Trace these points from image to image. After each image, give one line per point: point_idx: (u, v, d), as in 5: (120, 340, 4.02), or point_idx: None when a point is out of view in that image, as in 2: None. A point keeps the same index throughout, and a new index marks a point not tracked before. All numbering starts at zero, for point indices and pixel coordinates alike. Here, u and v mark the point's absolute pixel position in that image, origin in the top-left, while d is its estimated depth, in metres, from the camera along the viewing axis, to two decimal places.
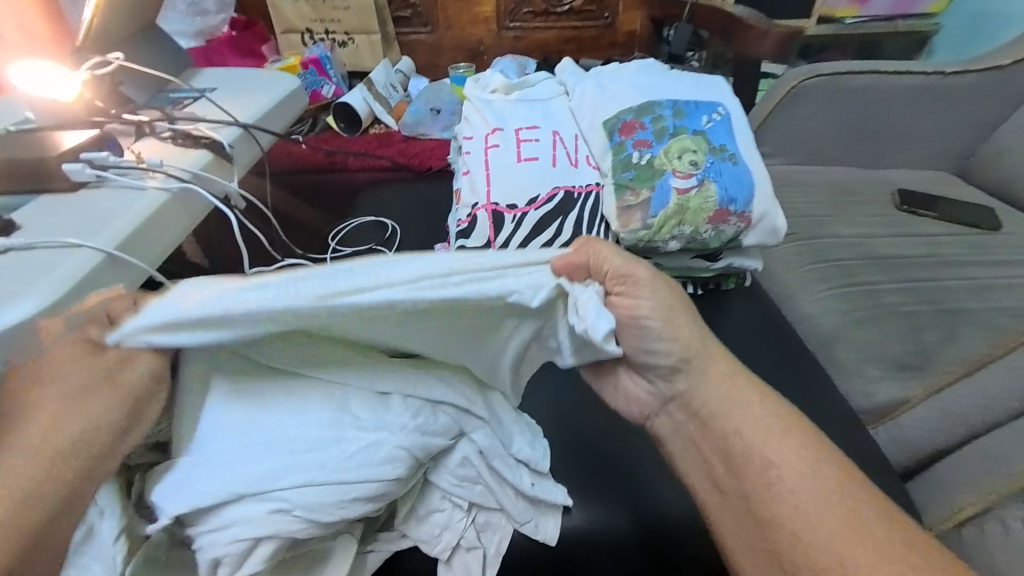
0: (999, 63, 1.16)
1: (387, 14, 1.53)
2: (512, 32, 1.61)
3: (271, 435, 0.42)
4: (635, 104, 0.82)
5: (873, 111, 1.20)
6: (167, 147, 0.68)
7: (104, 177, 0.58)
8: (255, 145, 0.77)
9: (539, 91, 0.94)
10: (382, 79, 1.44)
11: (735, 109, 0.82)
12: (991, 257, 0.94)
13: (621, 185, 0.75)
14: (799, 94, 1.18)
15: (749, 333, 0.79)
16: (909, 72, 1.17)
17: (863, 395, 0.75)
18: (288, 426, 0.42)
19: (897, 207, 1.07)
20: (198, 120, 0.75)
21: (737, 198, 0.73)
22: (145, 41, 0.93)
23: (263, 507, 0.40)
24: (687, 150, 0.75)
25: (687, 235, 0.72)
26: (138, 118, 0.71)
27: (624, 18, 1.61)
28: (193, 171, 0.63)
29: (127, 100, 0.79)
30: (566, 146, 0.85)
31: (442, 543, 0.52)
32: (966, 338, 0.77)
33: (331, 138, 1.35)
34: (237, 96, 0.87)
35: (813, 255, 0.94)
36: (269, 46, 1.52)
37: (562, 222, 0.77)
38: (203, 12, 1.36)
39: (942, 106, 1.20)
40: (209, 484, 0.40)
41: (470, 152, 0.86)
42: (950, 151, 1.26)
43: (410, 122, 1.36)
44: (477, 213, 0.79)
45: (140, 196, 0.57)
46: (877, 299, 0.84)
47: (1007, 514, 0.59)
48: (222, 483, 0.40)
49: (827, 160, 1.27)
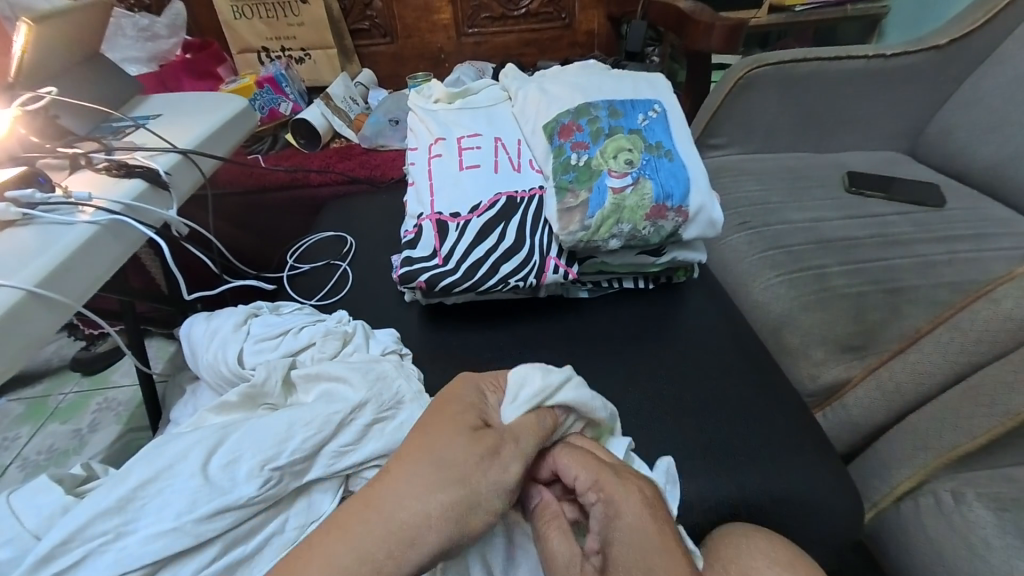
0: (938, 42, 1.19)
1: (343, 27, 1.54)
2: (471, 37, 1.61)
3: (216, 524, 0.46)
4: (572, 106, 0.83)
5: (821, 97, 1.22)
6: (101, 179, 0.68)
7: (31, 215, 0.59)
8: (195, 170, 0.78)
9: (483, 98, 0.95)
10: (340, 92, 1.43)
11: (672, 106, 0.84)
12: (936, 234, 0.96)
13: (562, 188, 0.76)
14: (747, 85, 1.20)
15: (700, 325, 0.80)
16: (853, 56, 1.18)
17: (810, 377, 0.77)
18: (233, 489, 0.47)
19: (848, 188, 1.09)
20: (135, 149, 0.75)
21: (674, 192, 0.74)
22: (88, 71, 0.93)
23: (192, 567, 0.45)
24: (623, 150, 0.76)
25: (626, 233, 0.74)
26: (72, 151, 0.72)
27: (582, 17, 1.62)
28: (124, 202, 0.64)
29: (64, 133, 0.79)
30: (509, 151, 0.86)
31: None
32: (906, 315, 0.79)
33: (291, 154, 1.34)
34: (179, 122, 0.88)
35: (763, 242, 0.95)
36: (225, 66, 1.51)
37: (506, 227, 0.78)
38: (154, 37, 1.38)
39: (888, 87, 1.22)
40: (127, 558, 0.43)
41: (415, 163, 0.87)
42: (901, 130, 1.28)
43: (370, 134, 1.36)
44: (422, 223, 0.80)
45: (68, 230, 0.58)
46: (823, 282, 0.85)
47: (940, 487, 0.63)
48: (149, 550, 0.44)
49: (781, 147, 1.29)
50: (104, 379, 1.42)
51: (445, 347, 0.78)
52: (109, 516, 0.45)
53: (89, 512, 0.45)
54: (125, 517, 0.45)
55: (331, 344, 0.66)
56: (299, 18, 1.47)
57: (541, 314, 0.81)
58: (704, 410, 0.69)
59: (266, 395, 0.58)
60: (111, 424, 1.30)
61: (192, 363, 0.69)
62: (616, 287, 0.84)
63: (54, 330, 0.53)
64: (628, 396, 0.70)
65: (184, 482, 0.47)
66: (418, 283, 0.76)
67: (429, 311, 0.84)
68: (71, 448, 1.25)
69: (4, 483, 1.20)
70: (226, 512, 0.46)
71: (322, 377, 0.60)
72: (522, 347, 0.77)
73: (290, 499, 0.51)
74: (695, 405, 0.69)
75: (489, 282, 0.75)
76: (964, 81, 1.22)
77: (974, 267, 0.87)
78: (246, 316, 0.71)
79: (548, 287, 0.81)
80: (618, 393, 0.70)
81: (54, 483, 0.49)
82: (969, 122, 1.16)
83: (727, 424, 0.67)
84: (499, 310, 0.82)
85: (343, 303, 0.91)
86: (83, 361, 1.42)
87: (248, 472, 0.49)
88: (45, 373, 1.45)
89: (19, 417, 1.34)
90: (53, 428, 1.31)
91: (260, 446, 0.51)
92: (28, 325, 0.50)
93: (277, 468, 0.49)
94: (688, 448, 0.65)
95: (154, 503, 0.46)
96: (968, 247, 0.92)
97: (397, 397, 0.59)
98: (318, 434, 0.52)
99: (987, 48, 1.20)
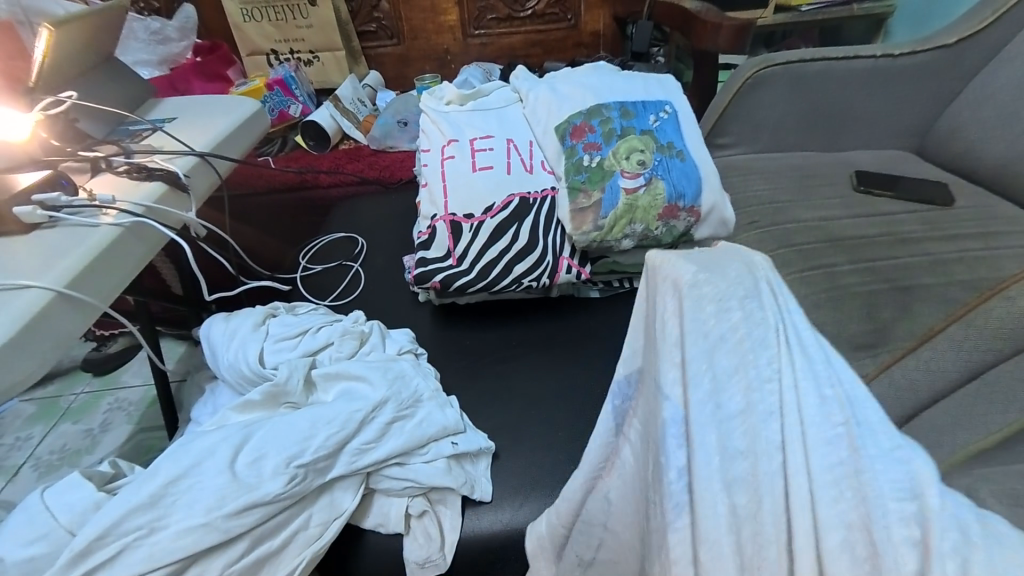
0: (945, 41, 1.19)
1: (351, 29, 1.55)
2: (478, 39, 1.62)
3: (245, 520, 0.47)
4: (583, 107, 0.84)
5: (829, 96, 1.22)
6: (121, 182, 0.69)
7: (56, 217, 0.60)
8: (212, 172, 0.79)
9: (493, 99, 0.96)
10: (349, 94, 1.45)
11: (683, 106, 0.84)
12: (944, 232, 0.96)
13: (574, 188, 0.77)
14: (754, 84, 1.21)
15: None
16: (860, 55, 1.19)
17: None
18: (261, 485, 0.48)
19: (856, 187, 1.10)
20: (154, 151, 0.76)
21: (686, 192, 0.75)
22: (105, 75, 0.95)
23: (222, 562, 0.46)
24: (635, 150, 0.77)
25: (639, 233, 0.75)
26: (93, 154, 0.73)
27: (588, 18, 1.62)
28: (146, 205, 0.65)
29: (83, 136, 0.81)
30: (520, 152, 0.86)
31: (394, 520, 0.56)
32: (917, 313, 0.80)
33: (300, 156, 1.35)
34: (195, 125, 0.89)
35: (772, 241, 0.96)
36: (235, 68, 1.52)
37: (518, 227, 0.78)
38: (165, 40, 1.39)
39: (895, 86, 1.22)
40: (159, 554, 0.44)
41: (428, 164, 0.88)
42: (908, 129, 1.28)
43: (379, 136, 1.38)
44: (436, 224, 0.81)
45: (93, 233, 0.59)
46: (833, 281, 0.86)
47: None
48: (180, 545, 0.45)
49: (788, 147, 1.29)
50: (115, 379, 1.43)
51: (458, 346, 0.79)
52: (140, 513, 0.46)
53: (120, 509, 0.45)
54: (156, 513, 0.46)
55: (348, 345, 0.67)
56: (307, 20, 1.48)
57: (553, 314, 0.82)
58: None
59: (288, 394, 0.59)
60: (123, 423, 1.31)
61: (211, 363, 0.70)
62: (628, 287, 0.85)
63: (82, 330, 0.54)
64: None
65: (212, 478, 0.48)
66: (432, 282, 0.77)
67: (442, 311, 0.85)
68: (84, 447, 1.27)
69: (20, 482, 1.21)
70: (254, 508, 0.47)
71: (342, 377, 0.60)
72: (535, 345, 0.77)
73: (313, 496, 0.52)
74: None
75: (502, 282, 0.76)
76: (972, 80, 1.22)
77: (984, 265, 0.87)
78: (264, 316, 0.72)
79: (560, 286, 0.81)
80: None
81: (84, 480, 0.50)
82: (976, 120, 1.16)
83: None
84: (511, 309, 0.83)
85: (356, 302, 0.92)
86: (95, 361, 1.44)
87: (274, 469, 0.50)
88: (57, 373, 1.46)
89: (32, 416, 1.35)
90: (66, 427, 1.32)
91: (285, 443, 0.51)
92: (57, 325, 0.51)
93: (302, 466, 0.50)
94: None
95: (183, 500, 0.47)
96: (978, 245, 0.92)
97: (416, 397, 0.59)
98: (342, 432, 0.53)
99: (994, 46, 1.20)
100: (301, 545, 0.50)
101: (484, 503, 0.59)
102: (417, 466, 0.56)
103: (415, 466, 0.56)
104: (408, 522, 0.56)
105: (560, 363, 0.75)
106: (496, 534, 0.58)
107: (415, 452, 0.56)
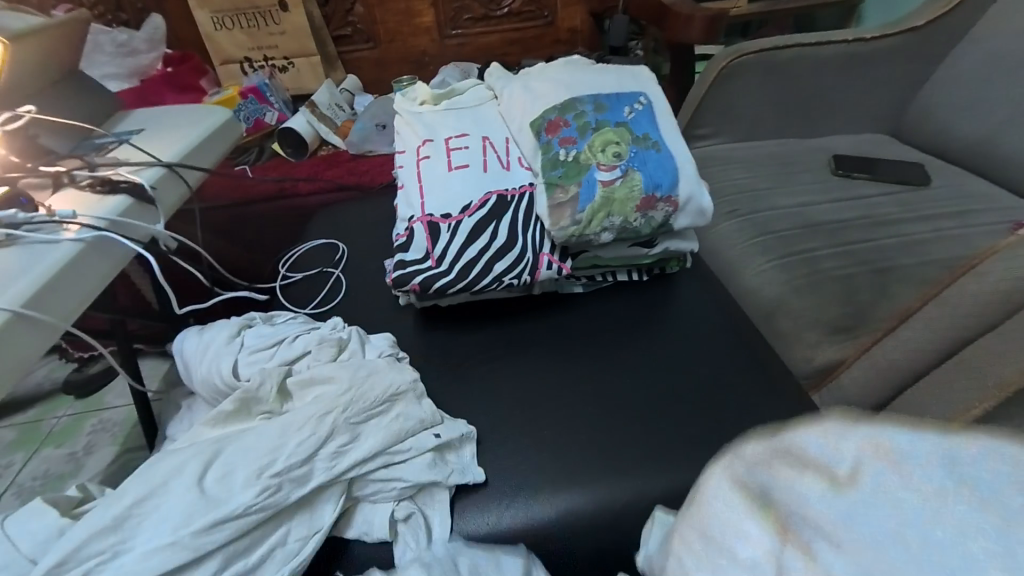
0: (914, 24, 1.20)
1: (326, 34, 1.53)
2: (455, 39, 1.61)
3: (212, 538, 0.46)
4: (558, 103, 0.83)
5: (804, 82, 1.23)
6: (84, 196, 0.67)
7: (15, 235, 0.58)
8: (181, 183, 0.78)
9: (467, 98, 0.95)
10: (326, 99, 1.43)
11: (657, 98, 0.84)
12: (920, 212, 0.97)
13: (551, 183, 0.76)
14: (729, 74, 1.21)
15: (695, 313, 0.81)
16: (833, 40, 1.19)
17: (804, 360, 0.78)
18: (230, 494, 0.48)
19: (834, 172, 1.10)
20: (118, 164, 0.74)
21: (662, 183, 0.74)
22: (68, 87, 0.93)
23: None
24: (610, 143, 0.77)
25: (618, 225, 0.74)
26: (55, 169, 0.71)
27: (564, 15, 1.62)
28: (109, 218, 0.64)
29: (46, 151, 0.79)
30: (496, 150, 0.85)
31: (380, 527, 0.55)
32: (896, 291, 0.81)
33: (278, 164, 1.34)
34: (163, 135, 0.87)
35: (754, 229, 0.96)
36: (207, 78, 1.50)
37: (497, 226, 0.77)
38: (134, 52, 1.38)
39: (869, 70, 1.23)
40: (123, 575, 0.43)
41: (403, 166, 0.87)
42: (884, 111, 1.30)
43: (357, 140, 1.36)
44: (413, 226, 0.80)
45: (53, 250, 0.57)
46: (814, 265, 0.86)
47: None
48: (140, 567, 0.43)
49: (766, 135, 1.30)
50: (98, 401, 1.40)
51: (444, 348, 0.77)
52: (102, 537, 0.44)
53: (84, 534, 0.44)
54: (123, 535, 0.45)
55: (320, 350, 0.65)
56: (280, 27, 1.46)
57: (535, 311, 0.82)
58: (699, 394, 0.70)
59: (260, 402, 0.58)
60: (108, 445, 1.28)
61: (185, 378, 0.68)
62: (611, 280, 0.85)
63: (41, 351, 0.52)
64: (626, 386, 0.71)
65: (179, 496, 0.47)
66: (411, 285, 0.75)
67: (425, 313, 0.83)
68: (67, 471, 1.24)
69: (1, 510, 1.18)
70: (223, 524, 0.46)
71: (315, 381, 0.60)
72: (518, 344, 0.77)
73: (289, 511, 0.51)
74: (689, 391, 0.70)
75: (482, 281, 0.75)
76: (943, 61, 1.23)
77: (961, 243, 0.89)
78: (239, 327, 0.70)
79: (542, 283, 0.81)
80: (617, 382, 0.71)
81: (49, 506, 0.48)
82: (948, 100, 1.18)
83: (719, 410, 0.68)
84: (492, 308, 0.82)
85: (337, 309, 0.91)
86: (77, 383, 1.40)
87: (244, 482, 0.49)
88: (38, 398, 1.42)
89: (11, 444, 1.31)
90: (48, 452, 1.29)
91: (253, 456, 0.51)
92: (16, 347, 0.49)
93: (275, 474, 0.50)
94: (687, 439, 0.65)
95: (149, 522, 0.46)
96: (953, 223, 0.94)
97: (390, 392, 0.60)
98: (313, 439, 0.53)
99: (963, 27, 1.21)
100: (281, 552, 0.49)
101: (479, 488, 0.61)
102: (389, 458, 0.56)
103: (404, 466, 0.57)
104: (395, 528, 0.56)
105: (546, 363, 0.74)
106: (483, 536, 0.58)
107: (394, 450, 0.57)
